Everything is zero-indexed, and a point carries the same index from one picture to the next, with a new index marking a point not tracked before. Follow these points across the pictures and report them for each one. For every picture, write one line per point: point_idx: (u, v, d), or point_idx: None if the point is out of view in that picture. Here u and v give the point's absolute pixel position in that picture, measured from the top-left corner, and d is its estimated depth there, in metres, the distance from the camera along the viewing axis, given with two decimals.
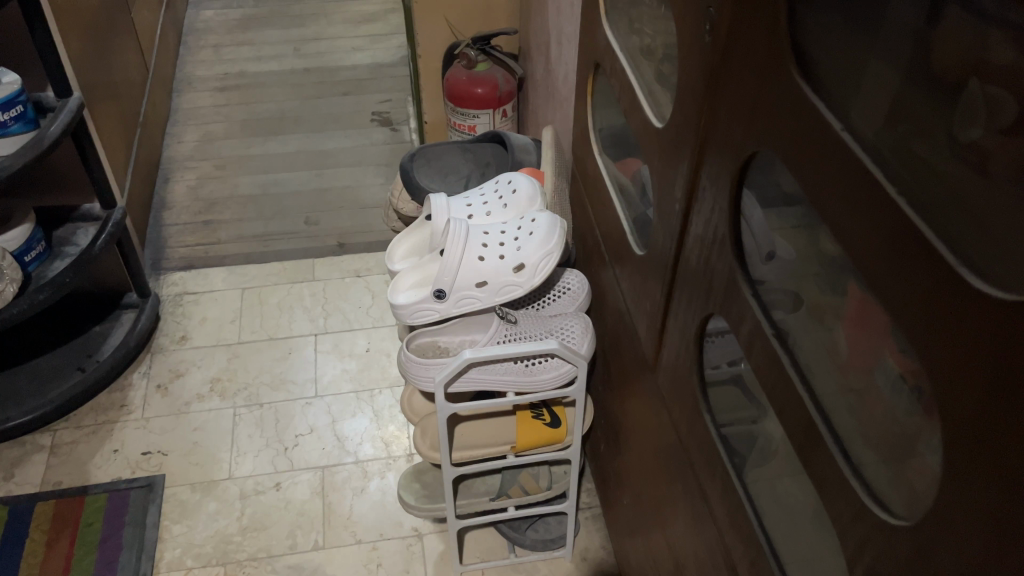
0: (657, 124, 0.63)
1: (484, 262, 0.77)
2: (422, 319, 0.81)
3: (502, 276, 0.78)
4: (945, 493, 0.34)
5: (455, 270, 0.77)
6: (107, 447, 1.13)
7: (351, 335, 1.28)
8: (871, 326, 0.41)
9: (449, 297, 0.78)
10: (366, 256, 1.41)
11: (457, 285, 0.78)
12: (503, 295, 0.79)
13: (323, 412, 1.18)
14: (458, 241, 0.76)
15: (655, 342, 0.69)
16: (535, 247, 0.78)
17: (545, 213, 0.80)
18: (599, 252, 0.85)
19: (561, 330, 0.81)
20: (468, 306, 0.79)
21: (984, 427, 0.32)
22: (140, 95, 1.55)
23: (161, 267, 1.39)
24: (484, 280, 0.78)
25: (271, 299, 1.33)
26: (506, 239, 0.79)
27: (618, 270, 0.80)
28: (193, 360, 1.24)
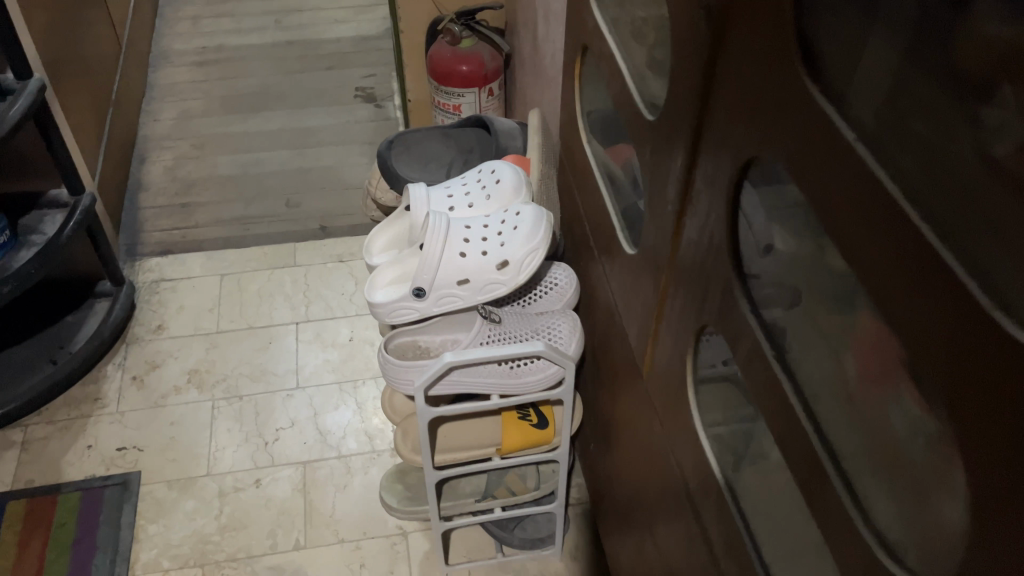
0: (649, 115, 0.58)
1: (466, 259, 0.73)
2: (402, 318, 0.77)
3: (486, 273, 0.73)
4: (973, 560, 0.30)
5: (435, 266, 0.72)
6: (80, 443, 1.09)
7: (333, 323, 1.24)
8: (885, 356, 0.37)
9: (429, 295, 0.74)
10: (349, 240, 1.36)
11: (438, 283, 0.73)
12: (486, 293, 0.75)
13: (304, 405, 1.14)
14: (438, 237, 0.72)
15: (646, 346, 0.65)
16: (520, 243, 0.73)
17: (530, 205, 0.76)
18: (587, 244, 0.81)
19: (547, 330, 0.77)
20: (449, 305, 0.75)
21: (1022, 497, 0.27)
22: (112, 72, 1.49)
23: (136, 253, 1.34)
24: (466, 278, 0.73)
25: (251, 286, 1.29)
26: (490, 234, 0.74)
27: (606, 266, 0.75)
28: (170, 351, 1.20)
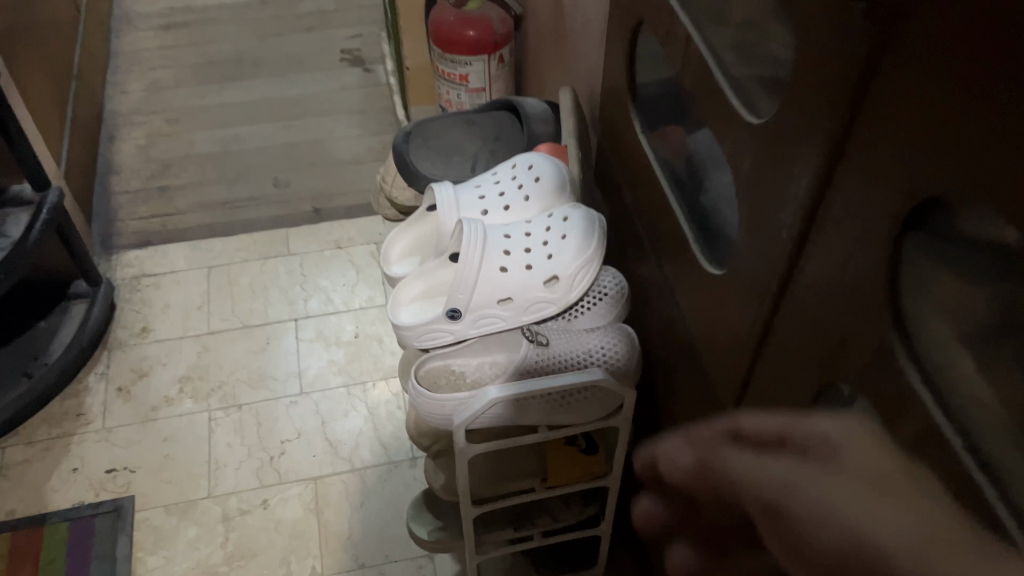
0: (747, 115, 0.48)
1: (508, 274, 0.63)
2: (433, 343, 0.66)
3: (533, 289, 0.64)
4: None
5: (473, 283, 0.62)
6: (65, 466, 0.99)
7: (336, 319, 1.14)
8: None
9: (465, 316, 0.64)
10: (345, 223, 1.25)
11: (476, 303, 0.63)
12: (530, 312, 0.65)
13: (310, 412, 1.04)
14: (477, 249, 0.62)
15: (732, 383, 0.55)
16: (571, 253, 0.64)
17: (577, 209, 0.66)
18: (639, 245, 0.70)
19: (601, 351, 0.66)
20: (488, 326, 0.65)
21: None
22: (72, 42, 1.34)
23: (112, 246, 1.22)
24: (510, 296, 0.64)
25: (242, 279, 1.18)
26: (534, 244, 0.65)
27: (667, 276, 0.65)
28: (157, 357, 1.09)
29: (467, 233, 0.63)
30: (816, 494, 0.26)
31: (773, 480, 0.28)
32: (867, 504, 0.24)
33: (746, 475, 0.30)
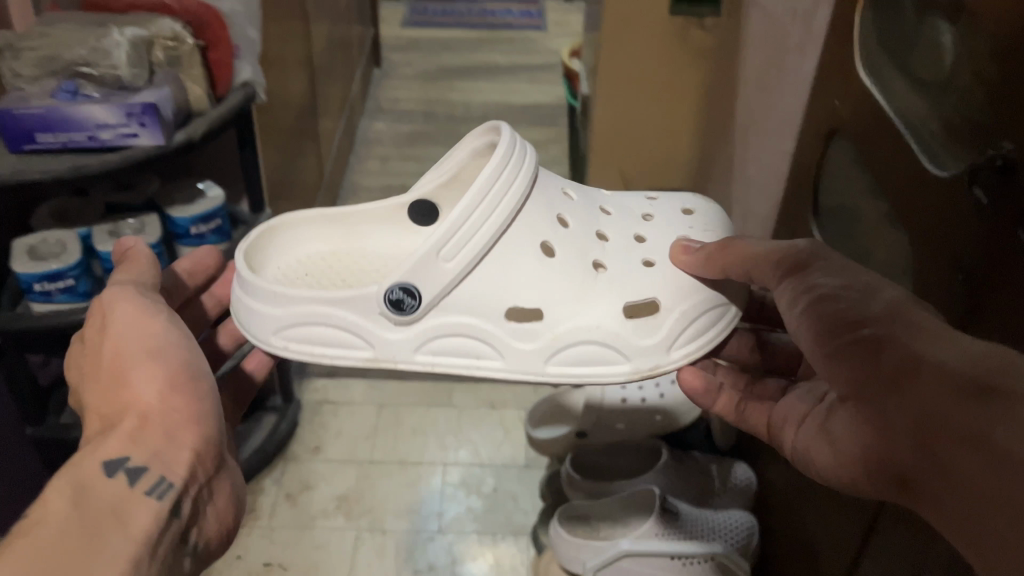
0: None
1: (546, 272, 0.60)
2: (457, 341, 0.60)
3: (613, 290, 0.61)
4: (903, 423, 0.44)
5: (460, 249, 0.57)
6: (230, 553, 1.14)
7: (480, 472, 1.26)
8: (956, 404, 0.41)
9: (458, 312, 0.59)
10: (503, 387, 1.41)
11: (492, 300, 0.59)
12: (625, 347, 0.60)
13: (444, 550, 1.14)
14: (497, 198, 0.58)
15: (918, 434, 0.43)
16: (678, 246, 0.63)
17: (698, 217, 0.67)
18: (693, 295, 0.61)
19: (723, 529, 0.76)
20: (547, 339, 0.60)
21: (959, 413, 0.41)
22: (312, 204, 1.63)
23: (306, 371, 1.43)
24: (573, 295, 0.60)
25: (408, 421, 1.34)
26: (619, 241, 0.63)
27: (808, 317, 0.52)
28: (324, 474, 1.25)
29: (496, 174, 0.58)
30: (914, 334, 0.46)
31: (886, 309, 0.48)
32: (943, 345, 0.44)
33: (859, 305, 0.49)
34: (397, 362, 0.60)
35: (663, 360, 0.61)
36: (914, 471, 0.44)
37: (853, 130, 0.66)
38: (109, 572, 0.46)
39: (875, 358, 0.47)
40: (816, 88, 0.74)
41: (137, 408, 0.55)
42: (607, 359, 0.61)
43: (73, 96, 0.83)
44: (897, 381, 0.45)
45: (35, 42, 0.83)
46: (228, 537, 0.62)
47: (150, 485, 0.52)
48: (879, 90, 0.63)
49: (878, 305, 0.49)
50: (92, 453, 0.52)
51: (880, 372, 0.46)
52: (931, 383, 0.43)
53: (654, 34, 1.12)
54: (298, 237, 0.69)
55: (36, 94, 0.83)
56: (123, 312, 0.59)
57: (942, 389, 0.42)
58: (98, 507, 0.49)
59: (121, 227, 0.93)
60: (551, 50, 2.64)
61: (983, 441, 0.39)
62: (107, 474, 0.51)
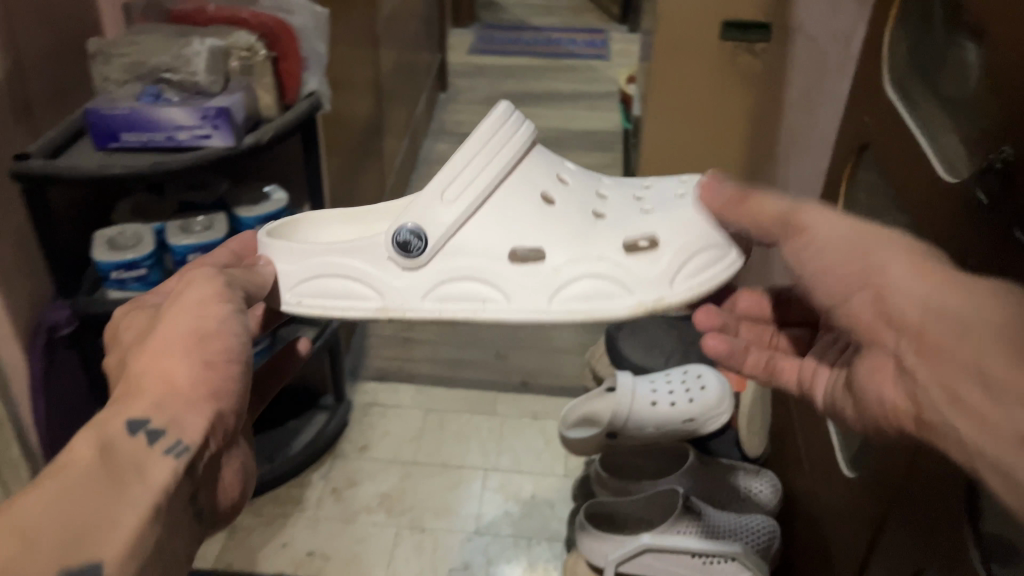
0: None
1: (547, 218, 0.60)
2: (460, 284, 0.59)
3: (613, 231, 0.60)
4: (880, 345, 0.46)
5: (463, 190, 0.59)
6: (276, 540, 1.19)
7: (519, 478, 1.29)
8: (925, 320, 0.43)
9: (462, 254, 0.59)
10: (546, 399, 1.45)
11: (495, 241, 0.59)
12: (632, 286, 0.58)
13: (479, 551, 1.17)
14: (489, 145, 0.59)
15: (893, 352, 0.45)
16: (678, 197, 0.62)
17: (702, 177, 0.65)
18: (695, 234, 0.58)
19: (744, 532, 0.78)
20: (549, 278, 0.59)
21: (927, 328, 0.43)
22: None
23: (358, 375, 1.49)
24: (572, 236, 0.59)
25: (452, 426, 1.38)
26: (620, 198, 0.63)
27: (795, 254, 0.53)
28: (369, 472, 1.30)
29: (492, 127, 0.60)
30: (890, 257, 0.47)
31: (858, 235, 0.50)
32: (919, 266, 0.45)
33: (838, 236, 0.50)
34: (407, 311, 0.59)
35: (667, 293, 0.57)
36: (918, 414, 0.44)
37: (879, 146, 0.68)
38: (112, 549, 0.40)
39: (850, 287, 0.48)
40: (848, 107, 0.76)
41: (171, 384, 0.48)
42: (612, 297, 0.58)
43: (155, 99, 0.90)
44: (871, 303, 0.46)
45: (124, 49, 0.93)
46: (233, 512, 0.56)
47: (166, 445, 0.45)
48: (905, 107, 0.65)
49: (890, 253, 0.47)
50: (118, 411, 0.46)
51: (857, 300, 0.48)
52: (904, 301, 0.45)
53: (704, 56, 1.17)
54: (321, 231, 0.67)
55: (123, 97, 0.92)
56: (195, 293, 0.52)
57: (911, 305, 0.44)
58: (120, 460, 0.44)
59: (191, 224, 1.00)
60: (611, 80, 2.69)
61: (953, 351, 0.41)
62: (129, 434, 0.45)
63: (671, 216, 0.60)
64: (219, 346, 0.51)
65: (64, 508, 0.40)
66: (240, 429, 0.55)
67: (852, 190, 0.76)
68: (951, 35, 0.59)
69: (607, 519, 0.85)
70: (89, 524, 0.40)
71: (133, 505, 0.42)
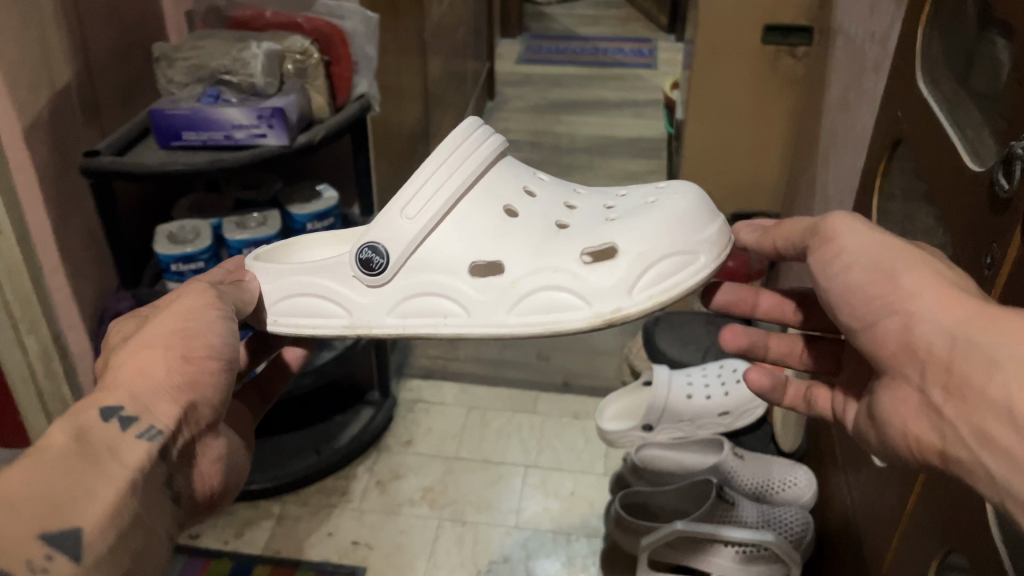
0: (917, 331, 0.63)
1: (506, 231, 0.59)
2: (426, 298, 0.59)
3: (573, 240, 0.59)
4: (909, 380, 0.46)
5: (424, 205, 0.58)
6: (323, 529, 1.23)
7: (559, 475, 1.31)
8: (954, 356, 0.43)
9: (427, 269, 0.59)
10: (586, 399, 1.47)
11: (455, 254, 0.59)
12: (590, 295, 0.57)
13: (519, 545, 1.19)
14: (446, 158, 0.58)
15: (924, 388, 0.45)
16: (644, 206, 0.60)
17: (682, 183, 0.62)
18: (657, 239, 0.57)
19: (779, 523, 0.80)
20: (508, 291, 0.58)
21: (954, 365, 0.43)
22: None
23: (403, 373, 1.53)
24: (531, 247, 0.59)
25: (494, 424, 1.41)
26: (586, 207, 0.62)
27: (832, 280, 0.53)
28: (413, 466, 1.33)
29: (454, 140, 0.59)
30: (917, 286, 0.47)
31: (887, 262, 0.49)
32: (949, 296, 0.45)
33: (874, 258, 0.50)
34: (373, 327, 0.61)
35: (625, 303, 0.56)
36: (943, 447, 0.44)
37: (912, 141, 0.69)
38: (87, 513, 0.43)
39: (880, 319, 0.48)
40: (883, 105, 0.77)
41: (149, 376, 0.52)
42: (569, 309, 0.57)
43: (215, 101, 0.95)
44: (902, 337, 0.46)
45: (187, 53, 0.98)
46: (212, 502, 0.58)
47: (139, 429, 0.49)
48: (936, 101, 0.66)
49: (917, 275, 0.47)
50: (95, 401, 0.49)
51: (886, 335, 0.48)
52: (932, 335, 0.44)
53: (746, 59, 1.18)
54: (308, 250, 0.71)
55: (185, 98, 0.97)
56: (187, 297, 0.57)
57: (938, 339, 0.44)
58: (94, 443, 0.46)
59: (247, 220, 1.05)
60: (658, 88, 2.71)
61: (981, 389, 0.41)
62: (101, 417, 0.48)
63: (632, 224, 0.58)
64: (203, 343, 0.55)
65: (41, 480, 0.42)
66: (218, 418, 0.57)
67: (887, 185, 0.77)
68: (981, 29, 0.60)
69: (641, 507, 0.87)
70: (69, 494, 0.43)
71: (110, 480, 0.46)
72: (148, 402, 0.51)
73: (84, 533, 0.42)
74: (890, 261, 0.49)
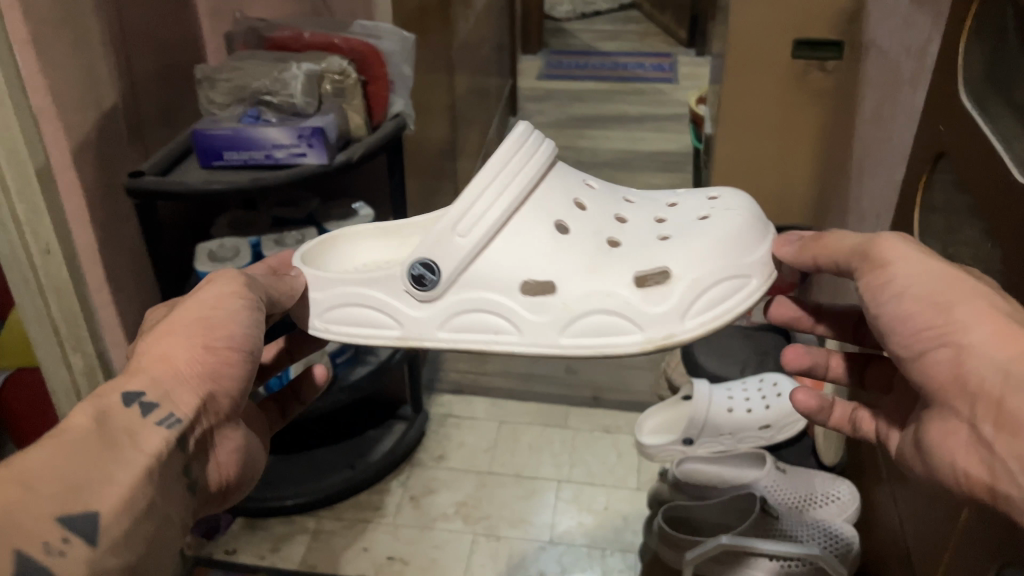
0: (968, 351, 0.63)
1: (557, 248, 0.60)
2: (478, 315, 0.60)
3: (624, 262, 0.60)
4: (956, 411, 0.47)
5: (475, 224, 0.59)
6: (358, 544, 1.23)
7: (591, 489, 1.31)
8: (1006, 393, 0.44)
9: (479, 287, 0.60)
10: (617, 413, 1.47)
11: (505, 271, 0.60)
12: (642, 317, 0.58)
13: (554, 560, 1.19)
14: (500, 175, 0.60)
15: (971, 417, 0.46)
16: (696, 226, 0.61)
17: (736, 195, 0.64)
18: (710, 257, 0.58)
19: (823, 538, 0.80)
20: (559, 313, 0.59)
21: (1005, 401, 0.44)
22: None
23: (434, 387, 1.54)
24: (583, 266, 0.60)
25: (525, 438, 1.41)
26: (637, 221, 0.63)
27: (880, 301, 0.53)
28: (445, 481, 1.33)
29: (507, 156, 0.61)
30: (970, 319, 0.47)
31: (942, 287, 0.50)
32: (1003, 329, 0.46)
33: (927, 281, 0.51)
34: (424, 341, 0.61)
35: (677, 329, 0.58)
36: (993, 484, 0.45)
37: (955, 154, 0.70)
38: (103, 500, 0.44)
39: (930, 351, 0.49)
40: (923, 118, 0.77)
41: (170, 361, 0.55)
42: (619, 332, 0.59)
43: (255, 120, 0.97)
44: (954, 371, 0.47)
45: (228, 75, 1.00)
46: (227, 492, 0.60)
47: (157, 418, 0.51)
48: (980, 114, 0.66)
49: (976, 309, 0.48)
50: (117, 387, 0.51)
51: (937, 368, 0.48)
52: (984, 369, 0.45)
53: (775, 73, 1.19)
54: (356, 248, 0.72)
55: (226, 118, 0.98)
56: (218, 285, 0.60)
57: (990, 374, 0.45)
58: (115, 429, 0.48)
59: (285, 236, 1.06)
60: (681, 102, 2.71)
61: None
62: (124, 402, 0.50)
63: (686, 246, 0.59)
64: (225, 334, 0.57)
65: (62, 467, 0.43)
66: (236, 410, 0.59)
67: (928, 198, 0.77)
68: None
69: (682, 520, 0.88)
70: (89, 478, 0.44)
71: (127, 466, 0.47)
72: (168, 388, 0.53)
73: (101, 515, 0.43)
74: (945, 287, 0.50)
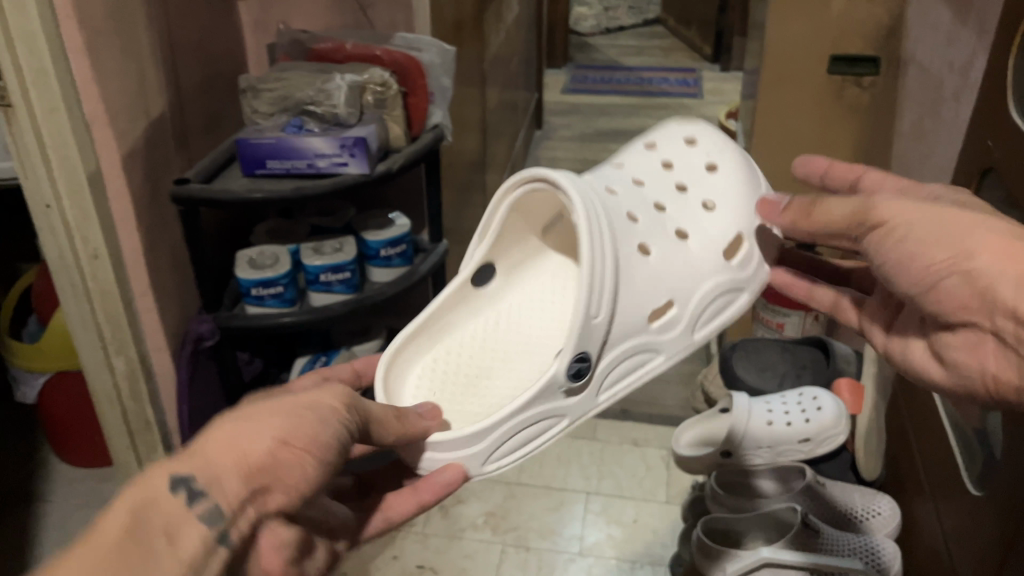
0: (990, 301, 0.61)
1: (656, 264, 0.63)
2: (632, 358, 0.63)
3: (709, 244, 0.66)
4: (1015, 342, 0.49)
5: (601, 302, 0.58)
6: (387, 553, 1.24)
7: (620, 502, 1.31)
8: None
9: (622, 338, 0.62)
10: (646, 426, 1.47)
11: (637, 315, 0.62)
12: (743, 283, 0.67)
13: (583, 572, 1.19)
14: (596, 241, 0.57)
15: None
16: (727, 183, 0.68)
17: (707, 131, 0.71)
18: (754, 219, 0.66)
19: (867, 551, 0.80)
20: (689, 318, 0.65)
21: None
22: None
23: None
24: (686, 269, 0.64)
25: (553, 449, 1.41)
26: (674, 199, 0.67)
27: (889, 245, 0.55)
28: (474, 492, 1.34)
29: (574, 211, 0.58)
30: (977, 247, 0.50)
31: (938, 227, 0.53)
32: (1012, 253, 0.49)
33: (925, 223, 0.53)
34: (588, 413, 0.63)
35: (764, 274, 0.68)
36: None
37: (1003, 169, 0.70)
38: None
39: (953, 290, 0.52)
40: (969, 133, 0.78)
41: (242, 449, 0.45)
42: (733, 301, 0.67)
43: (298, 130, 0.98)
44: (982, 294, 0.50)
45: (272, 85, 1.01)
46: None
47: (203, 510, 0.43)
48: None
49: (983, 235, 0.50)
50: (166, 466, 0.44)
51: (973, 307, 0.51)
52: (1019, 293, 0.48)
53: (811, 88, 1.19)
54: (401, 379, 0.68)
55: (270, 128, 1.00)
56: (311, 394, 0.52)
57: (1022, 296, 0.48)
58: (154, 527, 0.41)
59: (323, 245, 1.07)
60: (707, 118, 2.71)
61: None
62: (171, 488, 0.43)
63: (735, 217, 0.66)
64: (307, 435, 0.48)
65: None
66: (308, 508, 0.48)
67: None
68: None
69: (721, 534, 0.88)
70: None
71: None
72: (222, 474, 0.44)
73: None
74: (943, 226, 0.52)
